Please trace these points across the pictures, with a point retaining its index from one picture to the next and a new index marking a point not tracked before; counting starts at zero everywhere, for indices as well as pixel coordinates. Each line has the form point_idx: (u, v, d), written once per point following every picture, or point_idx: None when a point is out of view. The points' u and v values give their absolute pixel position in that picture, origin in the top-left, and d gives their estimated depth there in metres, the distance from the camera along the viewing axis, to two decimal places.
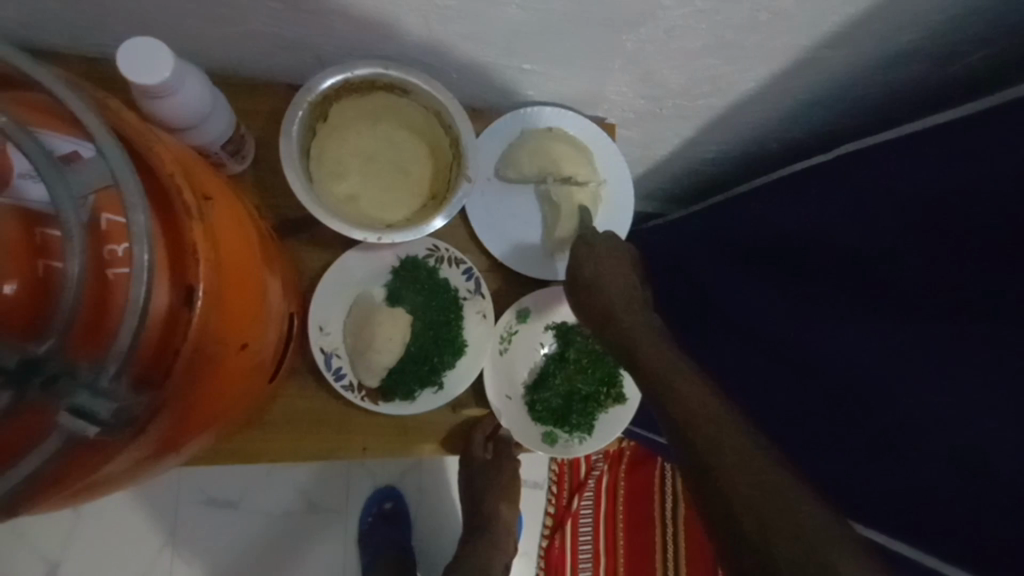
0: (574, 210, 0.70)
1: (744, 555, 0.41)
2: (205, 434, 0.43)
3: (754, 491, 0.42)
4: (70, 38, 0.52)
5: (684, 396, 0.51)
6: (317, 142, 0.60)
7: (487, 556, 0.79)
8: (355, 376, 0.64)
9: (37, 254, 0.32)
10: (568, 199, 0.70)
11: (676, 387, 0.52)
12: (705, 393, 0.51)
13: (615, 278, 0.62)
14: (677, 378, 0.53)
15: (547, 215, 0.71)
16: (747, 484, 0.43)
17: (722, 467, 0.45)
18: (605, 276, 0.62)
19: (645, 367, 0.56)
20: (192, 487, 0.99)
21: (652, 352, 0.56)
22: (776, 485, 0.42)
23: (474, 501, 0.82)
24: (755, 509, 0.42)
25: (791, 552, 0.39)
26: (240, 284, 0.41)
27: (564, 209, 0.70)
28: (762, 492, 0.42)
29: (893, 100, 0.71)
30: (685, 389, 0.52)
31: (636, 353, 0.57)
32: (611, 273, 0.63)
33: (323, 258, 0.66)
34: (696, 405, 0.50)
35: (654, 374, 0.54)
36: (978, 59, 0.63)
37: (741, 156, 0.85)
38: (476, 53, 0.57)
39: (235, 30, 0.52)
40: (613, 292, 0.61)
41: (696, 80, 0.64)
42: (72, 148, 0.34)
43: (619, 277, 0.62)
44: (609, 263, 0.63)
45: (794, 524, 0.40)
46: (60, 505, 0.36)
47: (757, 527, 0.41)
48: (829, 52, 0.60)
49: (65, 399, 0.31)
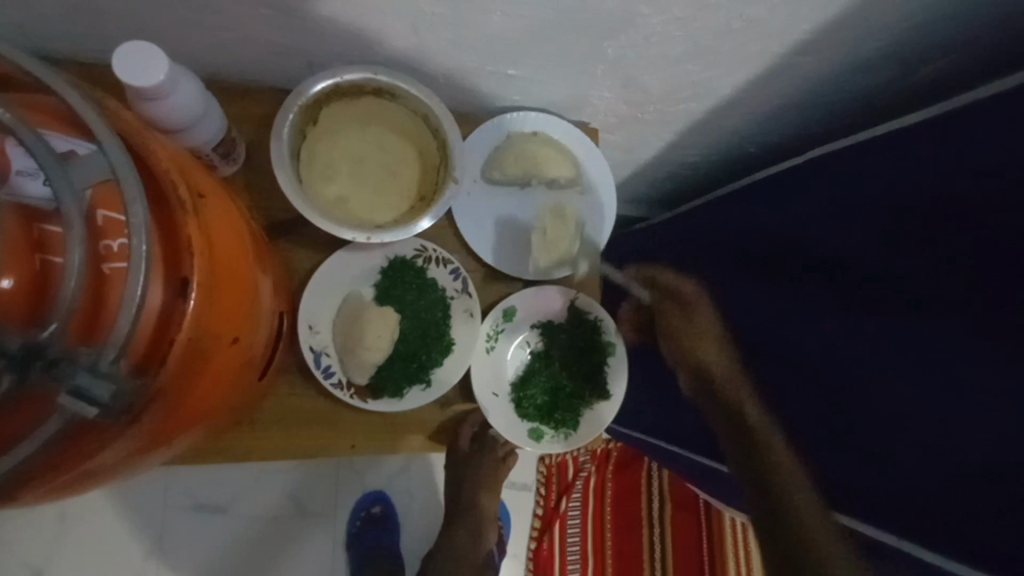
0: (567, 222, 0.73)
1: (779, 529, 0.57)
2: (195, 429, 0.44)
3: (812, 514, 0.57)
4: (65, 42, 0.53)
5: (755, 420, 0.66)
6: (307, 145, 0.61)
7: (471, 543, 0.79)
8: (344, 373, 0.65)
9: (36, 248, 0.33)
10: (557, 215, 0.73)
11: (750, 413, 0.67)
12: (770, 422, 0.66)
13: (706, 325, 0.76)
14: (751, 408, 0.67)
15: (549, 236, 0.72)
16: (787, 479, 0.60)
17: (768, 462, 0.62)
18: (694, 322, 0.76)
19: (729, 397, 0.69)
20: (179, 491, 0.98)
21: (749, 405, 0.67)
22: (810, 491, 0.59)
23: (457, 494, 0.81)
24: (804, 518, 0.57)
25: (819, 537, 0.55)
26: (234, 279, 0.42)
27: (569, 226, 0.73)
28: (796, 485, 0.59)
29: (862, 105, 0.74)
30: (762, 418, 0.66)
31: (742, 410, 0.67)
32: (702, 321, 0.76)
33: (313, 259, 0.67)
34: (763, 426, 0.65)
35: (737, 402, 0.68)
36: (942, 67, 0.67)
37: (721, 159, 0.88)
38: (463, 59, 0.59)
39: (229, 36, 0.53)
40: (706, 339, 0.74)
41: (676, 85, 0.66)
42: (70, 148, 0.35)
43: (709, 327, 0.75)
44: (703, 318, 0.76)
45: (821, 521, 0.56)
46: (53, 496, 0.37)
47: (789, 508, 0.57)
48: (802, 58, 0.63)
49: (65, 382, 0.32)
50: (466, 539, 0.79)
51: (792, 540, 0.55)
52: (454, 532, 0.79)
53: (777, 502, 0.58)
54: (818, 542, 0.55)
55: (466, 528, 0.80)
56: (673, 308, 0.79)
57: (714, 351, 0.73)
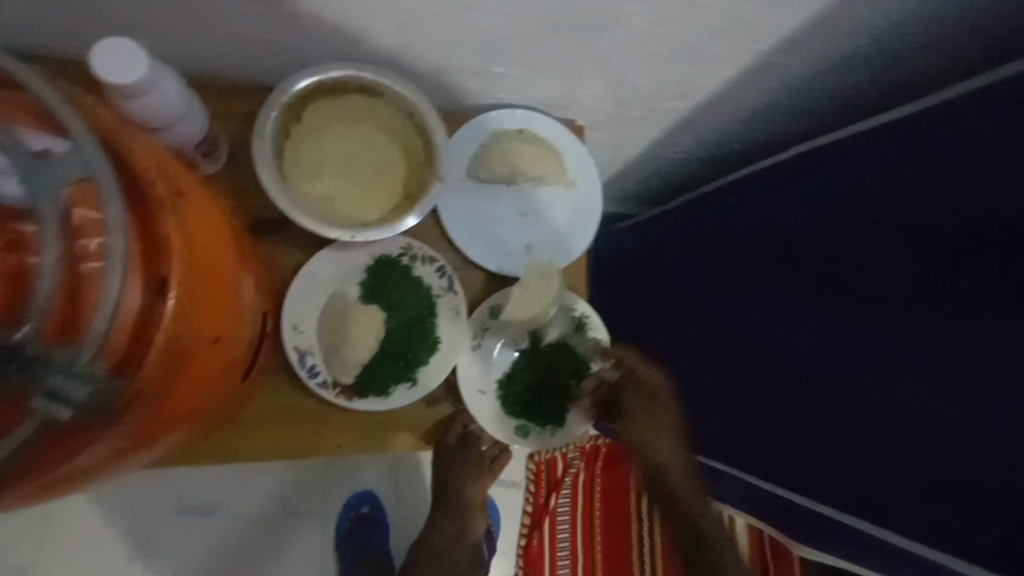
0: (545, 294, 0.71)
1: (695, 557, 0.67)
2: (178, 431, 0.44)
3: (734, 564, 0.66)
4: (42, 37, 0.52)
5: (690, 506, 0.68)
6: (292, 142, 0.61)
7: (458, 530, 0.82)
8: (330, 373, 0.65)
9: (12, 249, 0.33)
10: (537, 284, 0.71)
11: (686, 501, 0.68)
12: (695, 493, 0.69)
13: (666, 422, 0.71)
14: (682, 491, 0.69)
15: (530, 291, 0.71)
16: (695, 508, 0.68)
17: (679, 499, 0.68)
18: (660, 422, 0.71)
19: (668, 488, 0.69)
20: (164, 493, 0.97)
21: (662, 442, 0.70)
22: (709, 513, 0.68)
23: (441, 487, 0.81)
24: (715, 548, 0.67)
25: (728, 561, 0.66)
26: (214, 279, 0.41)
27: (552, 290, 0.71)
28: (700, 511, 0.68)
29: (846, 104, 0.75)
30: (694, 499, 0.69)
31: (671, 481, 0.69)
32: (664, 418, 0.72)
33: (298, 257, 0.67)
34: (698, 514, 0.68)
35: (673, 492, 0.69)
36: (923, 66, 0.68)
37: (707, 157, 0.89)
38: (450, 57, 0.59)
39: (212, 33, 0.53)
40: (663, 438, 0.70)
41: (662, 84, 0.67)
42: (46, 145, 0.34)
43: (669, 428, 0.71)
44: (665, 414, 0.71)
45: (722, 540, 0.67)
46: (31, 500, 0.36)
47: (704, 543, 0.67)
48: (786, 57, 0.63)
49: (39, 383, 0.31)
50: (452, 527, 0.81)
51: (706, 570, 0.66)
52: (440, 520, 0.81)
53: (691, 538, 0.67)
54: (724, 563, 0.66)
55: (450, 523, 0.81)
56: (639, 400, 0.72)
57: (670, 454, 0.70)
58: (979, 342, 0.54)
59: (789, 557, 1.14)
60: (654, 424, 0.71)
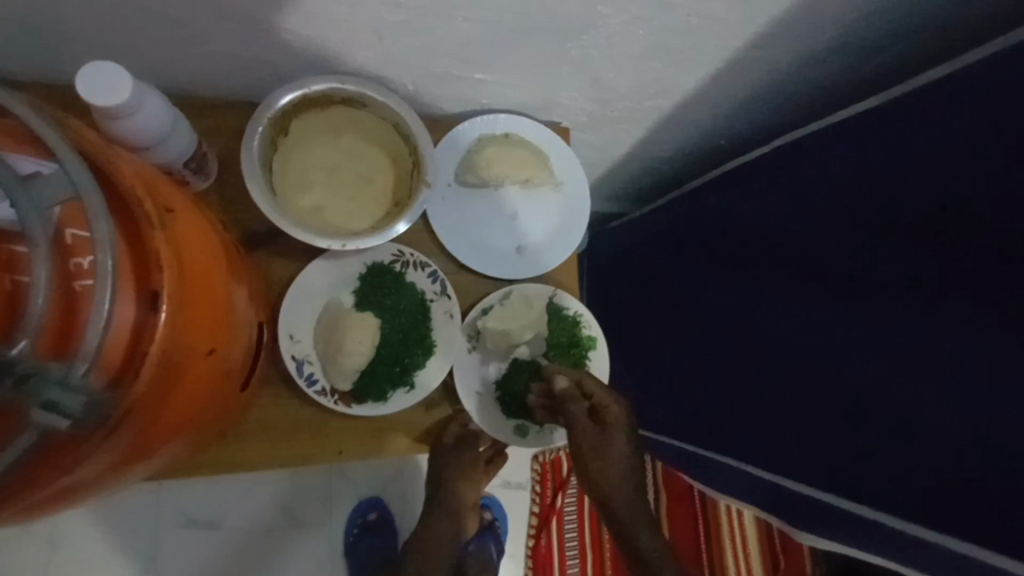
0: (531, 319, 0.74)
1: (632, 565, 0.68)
2: (176, 442, 0.45)
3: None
4: (32, 65, 0.54)
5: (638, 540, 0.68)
6: (279, 156, 0.62)
7: (451, 525, 0.81)
8: (327, 381, 0.66)
9: (6, 270, 0.33)
10: (524, 307, 0.74)
11: (636, 536, 0.69)
12: (645, 527, 0.69)
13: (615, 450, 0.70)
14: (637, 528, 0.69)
15: (510, 310, 0.73)
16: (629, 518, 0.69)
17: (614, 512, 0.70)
18: (607, 449, 0.70)
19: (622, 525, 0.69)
20: (171, 508, 0.98)
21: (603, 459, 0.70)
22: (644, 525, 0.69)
23: (434, 482, 0.79)
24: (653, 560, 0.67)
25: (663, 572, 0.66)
26: (206, 292, 0.42)
27: (534, 314, 0.74)
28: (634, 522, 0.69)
29: (826, 93, 0.75)
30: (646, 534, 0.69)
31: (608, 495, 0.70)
32: (615, 445, 0.70)
33: (291, 269, 0.68)
34: (648, 550, 0.68)
35: (625, 529, 0.69)
36: (900, 52, 0.68)
37: (693, 153, 0.89)
38: (430, 66, 0.60)
39: (196, 52, 0.54)
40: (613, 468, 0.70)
41: (641, 82, 0.67)
42: (36, 168, 0.36)
43: (619, 457, 0.70)
44: (615, 441, 0.70)
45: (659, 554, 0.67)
46: (31, 513, 0.37)
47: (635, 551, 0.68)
48: (762, 50, 0.64)
49: (36, 397, 0.32)
50: (445, 523, 0.80)
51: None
52: (435, 517, 0.80)
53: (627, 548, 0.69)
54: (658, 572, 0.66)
55: (445, 522, 0.80)
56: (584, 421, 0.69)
57: (619, 483, 0.69)
58: (967, 324, 0.55)
59: (799, 552, 1.14)
60: (601, 451, 0.69)
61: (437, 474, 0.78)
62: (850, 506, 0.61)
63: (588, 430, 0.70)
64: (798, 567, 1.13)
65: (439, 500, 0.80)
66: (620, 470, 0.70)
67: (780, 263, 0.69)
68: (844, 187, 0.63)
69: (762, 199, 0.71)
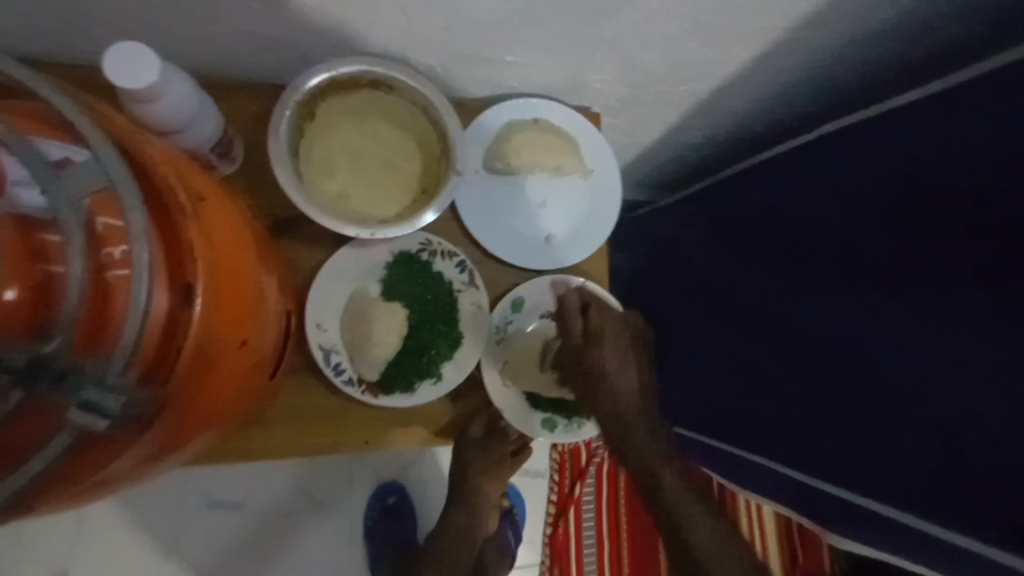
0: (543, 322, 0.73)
1: (648, 491, 0.60)
2: (207, 434, 0.44)
3: (704, 530, 0.58)
4: (59, 44, 0.53)
5: (686, 518, 0.58)
6: (305, 141, 0.60)
7: (471, 522, 0.81)
8: (354, 370, 0.65)
9: (35, 258, 0.32)
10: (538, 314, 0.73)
11: (685, 515, 0.59)
12: (703, 511, 0.59)
13: (619, 373, 0.61)
14: (680, 506, 0.59)
15: (528, 317, 0.73)
16: (619, 424, 0.61)
17: (602, 419, 0.61)
18: (595, 367, 0.61)
19: (662, 494, 0.59)
20: (196, 489, 0.99)
21: (588, 371, 0.61)
22: (637, 430, 0.60)
23: (456, 477, 0.80)
24: (670, 487, 0.59)
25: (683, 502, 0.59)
26: (237, 285, 0.41)
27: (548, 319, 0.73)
28: (629, 430, 0.60)
29: (871, 79, 0.72)
30: (701, 521, 0.59)
31: (591, 404, 0.62)
32: (609, 361, 0.61)
33: (317, 256, 0.67)
34: (710, 547, 0.58)
35: (665, 496, 0.59)
36: (954, 36, 0.64)
37: (725, 140, 0.86)
38: (460, 47, 0.58)
39: (221, 32, 0.52)
40: (600, 381, 0.61)
41: (677, 65, 0.65)
42: (65, 154, 0.35)
43: (630, 385, 0.61)
44: (609, 361, 0.61)
45: (665, 477, 0.59)
46: (64, 506, 0.36)
47: (649, 471, 0.60)
48: (807, 32, 0.61)
49: (73, 395, 0.32)
50: (466, 520, 0.81)
51: (656, 500, 0.60)
52: (452, 513, 0.81)
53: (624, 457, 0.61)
54: (671, 500, 0.59)
55: (466, 514, 0.81)
56: (573, 334, 0.63)
57: (611, 397, 0.60)
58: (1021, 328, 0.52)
59: (818, 545, 1.12)
60: (586, 363, 0.61)
61: (460, 468, 0.78)
62: (895, 514, 0.58)
63: (571, 345, 0.63)
64: (817, 560, 1.12)
65: (461, 496, 0.80)
66: (607, 383, 0.61)
67: (816, 255, 0.66)
68: (889, 177, 0.60)
69: (799, 188, 0.68)
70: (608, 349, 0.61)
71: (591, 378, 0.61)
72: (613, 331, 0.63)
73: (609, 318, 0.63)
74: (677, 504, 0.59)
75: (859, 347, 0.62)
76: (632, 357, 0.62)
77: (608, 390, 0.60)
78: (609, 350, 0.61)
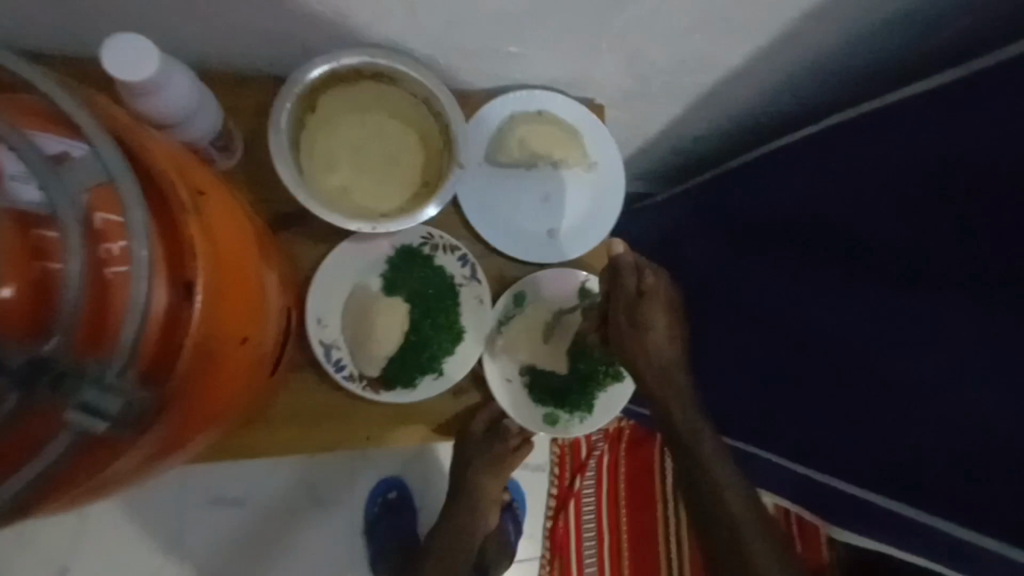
0: (544, 319, 0.72)
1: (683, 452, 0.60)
2: (208, 433, 0.43)
3: (736, 497, 0.57)
4: (55, 36, 0.52)
5: (714, 475, 0.58)
6: (307, 134, 0.59)
7: (472, 516, 0.81)
8: (356, 366, 0.65)
9: (34, 255, 0.31)
10: (540, 309, 0.72)
11: (715, 474, 0.58)
12: (736, 474, 0.59)
13: (665, 331, 0.62)
14: (709, 461, 0.59)
15: (530, 313, 0.72)
16: (662, 385, 0.62)
17: (646, 379, 0.62)
18: (644, 329, 0.61)
19: (698, 456, 0.59)
20: (196, 485, 0.99)
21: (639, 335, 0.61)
22: (679, 391, 0.62)
23: (457, 472, 0.80)
24: (704, 448, 0.60)
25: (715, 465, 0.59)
26: (238, 281, 0.41)
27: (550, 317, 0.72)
28: (671, 391, 0.62)
29: (876, 71, 0.71)
30: (732, 489, 0.57)
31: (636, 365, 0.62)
32: (657, 323, 0.61)
33: (318, 251, 0.66)
34: (740, 511, 0.56)
35: (699, 458, 0.59)
36: (962, 28, 0.63)
37: (729, 133, 0.85)
38: (464, 39, 0.57)
39: (221, 24, 0.51)
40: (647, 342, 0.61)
41: (684, 57, 0.64)
42: (63, 149, 0.34)
43: (673, 346, 0.63)
44: (657, 321, 0.61)
45: (699, 437, 0.60)
46: (61, 508, 0.35)
47: (688, 430, 0.60)
48: (815, 24, 0.60)
49: (71, 398, 0.31)
50: (466, 515, 0.81)
51: (693, 460, 0.59)
52: (453, 509, 0.81)
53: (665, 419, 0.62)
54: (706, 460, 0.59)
55: (467, 508, 0.81)
56: (625, 296, 0.61)
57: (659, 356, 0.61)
58: None
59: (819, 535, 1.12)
60: (637, 324, 0.61)
61: (462, 464, 0.78)
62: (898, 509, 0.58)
63: (621, 305, 0.61)
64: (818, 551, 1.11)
65: (462, 491, 0.81)
66: (656, 344, 0.62)
67: (822, 251, 0.66)
68: (897, 172, 0.60)
69: (804, 182, 0.67)
70: (657, 311, 0.61)
71: (642, 339, 0.61)
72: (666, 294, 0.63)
73: (660, 279, 0.63)
74: (709, 468, 0.58)
75: (864, 343, 0.62)
76: (677, 317, 0.64)
77: (658, 350, 0.62)
78: (660, 311, 0.61)
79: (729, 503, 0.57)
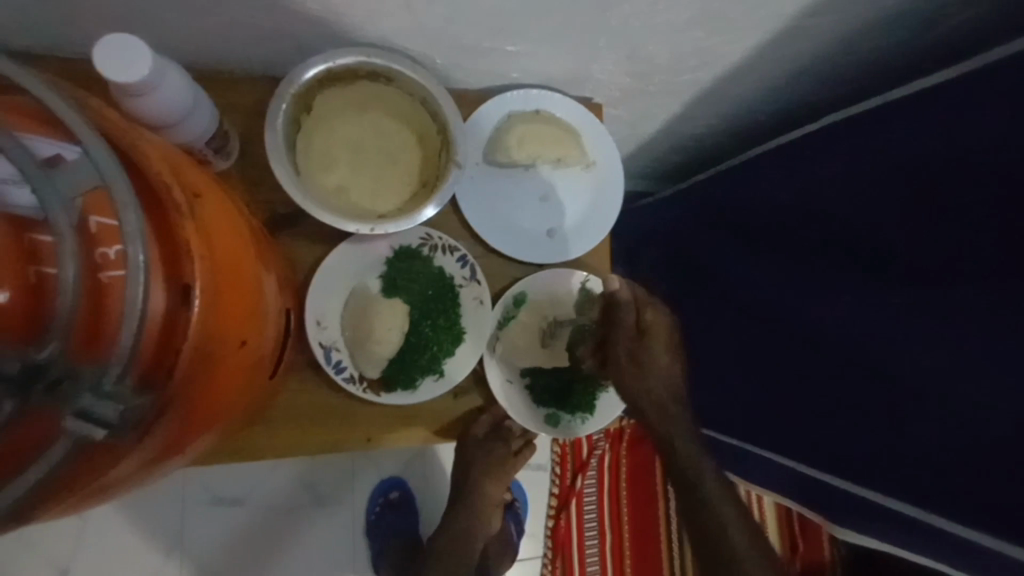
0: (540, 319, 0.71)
1: (691, 490, 0.60)
2: (209, 435, 0.43)
3: (737, 521, 0.58)
4: (49, 37, 0.51)
5: (715, 501, 0.59)
6: (303, 134, 0.59)
7: (472, 518, 0.81)
8: (355, 368, 0.64)
9: (29, 260, 0.31)
10: (536, 309, 0.71)
11: (714, 507, 0.59)
12: (729, 492, 0.60)
13: (663, 368, 0.65)
14: (713, 495, 0.59)
15: (526, 315, 0.71)
16: (662, 419, 0.64)
17: (650, 417, 0.64)
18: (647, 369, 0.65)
19: (699, 483, 0.60)
20: (196, 486, 0.98)
21: (644, 375, 0.64)
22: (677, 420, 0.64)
23: (459, 473, 0.80)
24: (700, 466, 0.61)
25: (713, 482, 0.60)
26: (236, 284, 0.40)
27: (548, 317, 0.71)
28: (675, 424, 0.63)
29: (877, 66, 0.71)
30: (734, 520, 0.58)
31: (639, 404, 0.64)
32: (658, 359, 0.66)
33: (316, 252, 0.66)
34: (742, 542, 0.57)
35: (702, 487, 0.60)
36: (963, 22, 0.63)
37: (728, 129, 0.85)
38: (461, 37, 0.56)
39: (216, 23, 0.51)
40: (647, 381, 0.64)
41: (683, 54, 0.63)
42: (56, 151, 0.33)
43: (669, 378, 0.66)
44: (658, 357, 0.66)
45: (698, 466, 0.61)
46: (63, 513, 0.35)
47: (691, 461, 0.61)
48: (814, 19, 0.60)
49: (71, 404, 0.32)
50: (467, 517, 0.80)
51: (694, 489, 0.60)
52: (455, 510, 0.81)
53: (665, 451, 0.63)
54: (701, 483, 0.60)
55: (467, 509, 0.81)
56: (627, 335, 0.65)
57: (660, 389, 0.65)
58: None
59: (818, 532, 1.12)
60: (639, 361, 0.65)
61: (463, 465, 0.78)
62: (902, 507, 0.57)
63: (621, 343, 0.65)
64: (817, 547, 1.11)
65: (464, 491, 0.80)
66: (657, 381, 0.65)
67: (823, 247, 0.65)
68: (898, 167, 0.59)
69: (806, 179, 0.67)
70: (656, 347, 0.66)
71: (647, 377, 0.65)
72: (660, 329, 0.67)
73: (661, 316, 0.67)
74: (711, 501, 0.59)
75: (866, 340, 0.62)
76: (676, 355, 0.67)
77: (662, 386, 0.65)
78: (660, 348, 0.65)
79: (735, 532, 0.57)
